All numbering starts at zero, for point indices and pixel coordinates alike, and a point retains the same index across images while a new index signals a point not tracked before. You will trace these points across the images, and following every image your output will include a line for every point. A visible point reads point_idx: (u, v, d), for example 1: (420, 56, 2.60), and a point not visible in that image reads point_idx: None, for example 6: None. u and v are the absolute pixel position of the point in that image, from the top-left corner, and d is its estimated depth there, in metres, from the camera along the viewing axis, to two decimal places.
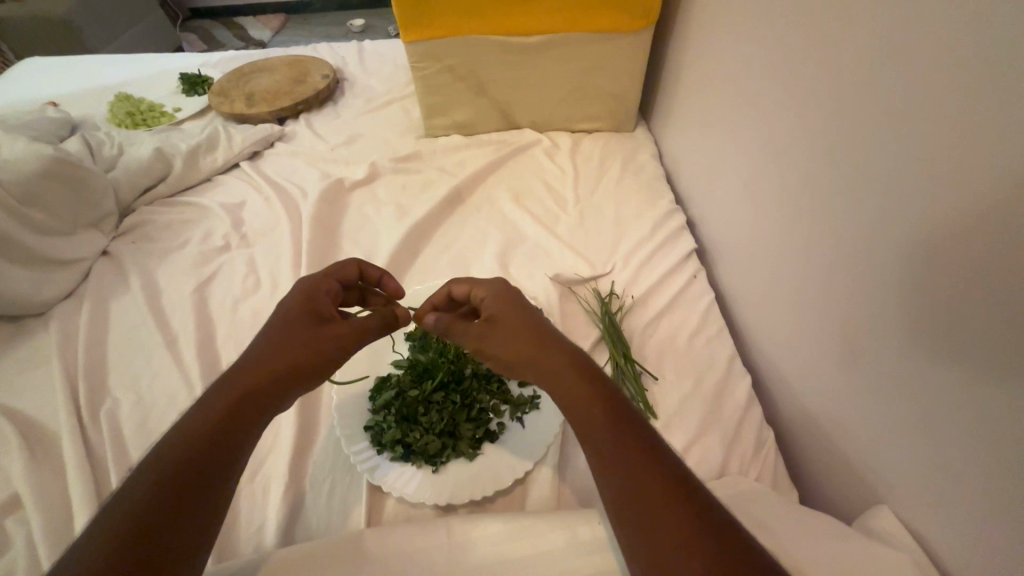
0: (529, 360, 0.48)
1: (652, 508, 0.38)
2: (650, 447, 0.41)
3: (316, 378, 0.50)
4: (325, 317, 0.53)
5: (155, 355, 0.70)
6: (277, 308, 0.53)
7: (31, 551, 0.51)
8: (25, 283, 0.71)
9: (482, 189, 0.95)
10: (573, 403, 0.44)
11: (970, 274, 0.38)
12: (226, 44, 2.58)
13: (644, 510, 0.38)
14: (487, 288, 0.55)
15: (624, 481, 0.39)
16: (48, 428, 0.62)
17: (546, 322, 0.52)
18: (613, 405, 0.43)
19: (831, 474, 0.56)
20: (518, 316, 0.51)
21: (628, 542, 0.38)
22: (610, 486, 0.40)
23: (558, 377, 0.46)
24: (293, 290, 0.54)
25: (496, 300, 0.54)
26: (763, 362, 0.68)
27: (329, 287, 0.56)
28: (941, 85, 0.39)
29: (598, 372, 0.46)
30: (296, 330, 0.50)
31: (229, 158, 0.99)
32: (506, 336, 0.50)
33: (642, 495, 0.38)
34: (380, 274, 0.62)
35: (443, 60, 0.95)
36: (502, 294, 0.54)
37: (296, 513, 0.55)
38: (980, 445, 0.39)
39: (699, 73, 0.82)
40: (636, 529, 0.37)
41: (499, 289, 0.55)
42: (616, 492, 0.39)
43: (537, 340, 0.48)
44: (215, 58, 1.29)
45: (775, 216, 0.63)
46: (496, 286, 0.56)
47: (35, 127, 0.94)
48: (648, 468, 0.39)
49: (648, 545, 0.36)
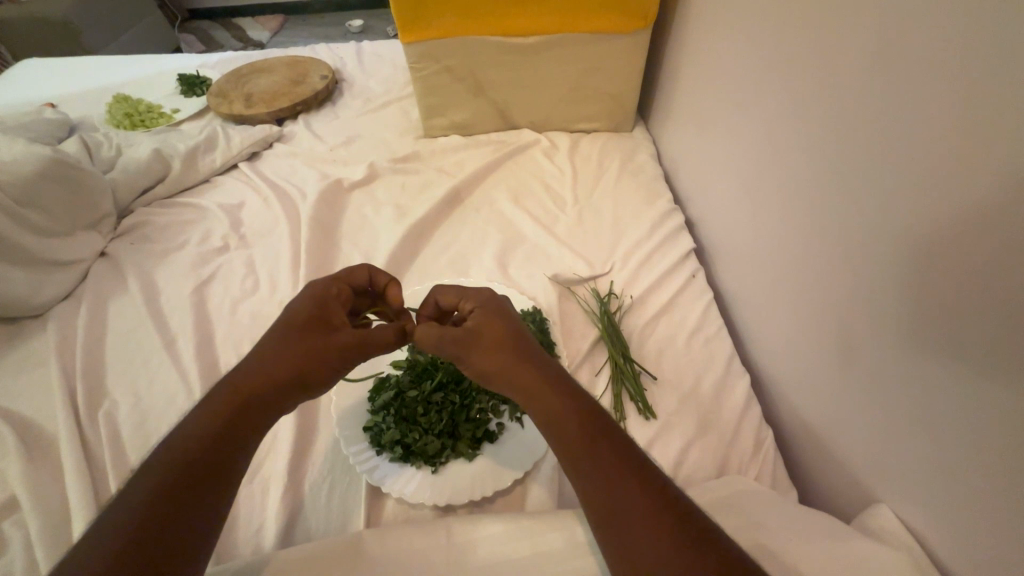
0: (508, 377, 0.46)
1: (637, 523, 0.38)
2: (632, 463, 0.41)
3: (322, 386, 0.48)
4: (333, 325, 0.51)
5: (154, 355, 0.69)
6: (286, 312, 0.51)
7: (29, 551, 0.51)
8: (25, 284, 0.71)
9: (481, 189, 0.95)
10: (552, 419, 0.44)
11: (971, 271, 0.38)
12: (226, 45, 2.58)
13: (630, 525, 0.38)
14: (475, 300, 0.53)
15: (609, 497, 0.39)
16: (46, 428, 0.62)
17: (530, 338, 0.50)
18: (592, 420, 0.43)
19: (830, 473, 0.56)
20: (502, 331, 0.49)
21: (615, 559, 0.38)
22: (593, 504, 0.40)
23: (538, 394, 0.45)
24: (299, 295, 0.52)
25: (482, 314, 0.51)
26: (763, 362, 0.68)
27: (339, 293, 0.54)
28: (941, 84, 0.39)
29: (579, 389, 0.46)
30: (303, 338, 0.48)
31: (228, 159, 0.99)
32: (487, 349, 0.48)
33: (628, 509, 0.38)
34: (389, 280, 0.59)
35: (442, 61, 0.95)
36: (490, 306, 0.52)
37: (295, 514, 0.55)
38: (978, 445, 0.39)
39: (698, 73, 0.82)
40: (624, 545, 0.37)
41: (488, 302, 0.52)
42: (602, 507, 0.39)
43: (518, 355, 0.47)
44: (214, 59, 1.29)
45: (774, 215, 0.63)
46: (484, 299, 0.53)
47: (33, 128, 0.94)
48: (632, 483, 0.39)
49: (631, 562, 0.36)
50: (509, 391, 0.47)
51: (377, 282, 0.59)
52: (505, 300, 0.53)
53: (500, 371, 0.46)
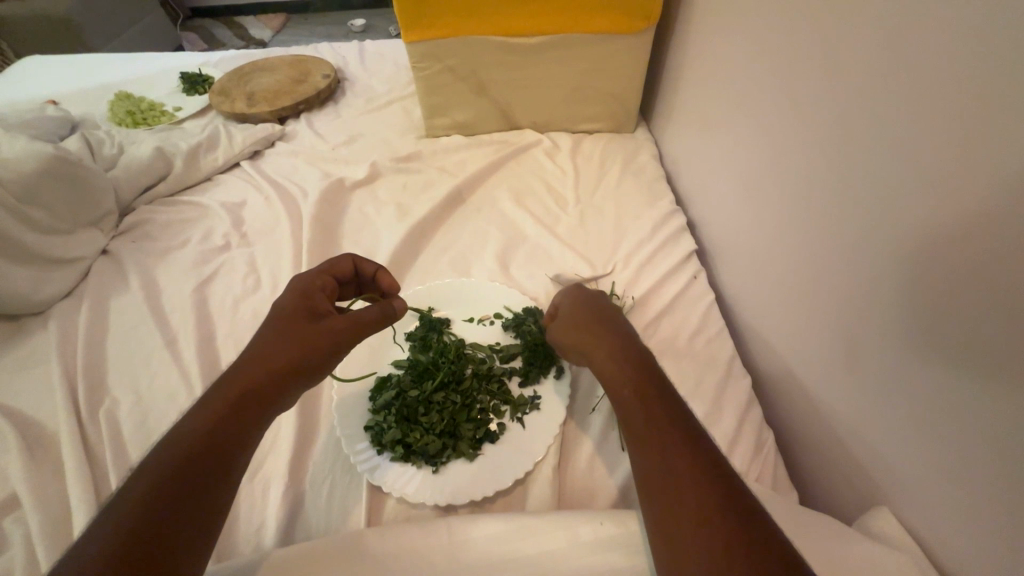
0: (573, 346, 0.57)
1: (681, 484, 0.40)
2: (677, 433, 0.43)
3: (323, 369, 0.51)
4: (321, 313, 0.54)
5: (155, 354, 0.69)
6: (273, 307, 0.54)
7: (29, 551, 0.51)
8: (27, 282, 0.71)
9: (482, 189, 0.94)
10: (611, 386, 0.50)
11: (970, 272, 0.38)
12: (227, 44, 2.58)
13: (675, 486, 0.40)
14: (573, 292, 0.64)
15: (657, 461, 0.42)
16: (46, 427, 0.61)
17: (618, 322, 0.58)
18: (642, 387, 0.48)
19: (831, 474, 0.56)
20: (579, 310, 0.60)
21: (655, 518, 0.40)
22: (640, 465, 0.43)
23: (595, 359, 0.54)
24: (287, 288, 0.55)
25: (576, 300, 0.62)
26: (764, 364, 0.68)
27: (324, 284, 0.57)
28: (940, 85, 0.39)
29: (636, 359, 0.52)
30: (296, 326, 0.51)
31: (230, 157, 0.99)
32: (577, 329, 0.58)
33: (674, 471, 0.41)
34: (374, 269, 0.63)
35: (444, 60, 0.95)
36: (575, 292, 0.64)
37: (296, 514, 0.55)
38: (979, 445, 0.39)
39: (699, 74, 0.82)
40: (657, 504, 0.40)
41: (575, 290, 0.65)
42: (650, 471, 0.42)
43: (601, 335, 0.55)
44: (216, 58, 1.29)
45: (776, 216, 0.63)
46: (577, 291, 0.65)
47: (34, 125, 0.94)
48: (676, 449, 0.42)
49: (671, 517, 0.39)
50: (577, 358, 0.58)
51: (363, 272, 0.63)
52: (599, 295, 0.63)
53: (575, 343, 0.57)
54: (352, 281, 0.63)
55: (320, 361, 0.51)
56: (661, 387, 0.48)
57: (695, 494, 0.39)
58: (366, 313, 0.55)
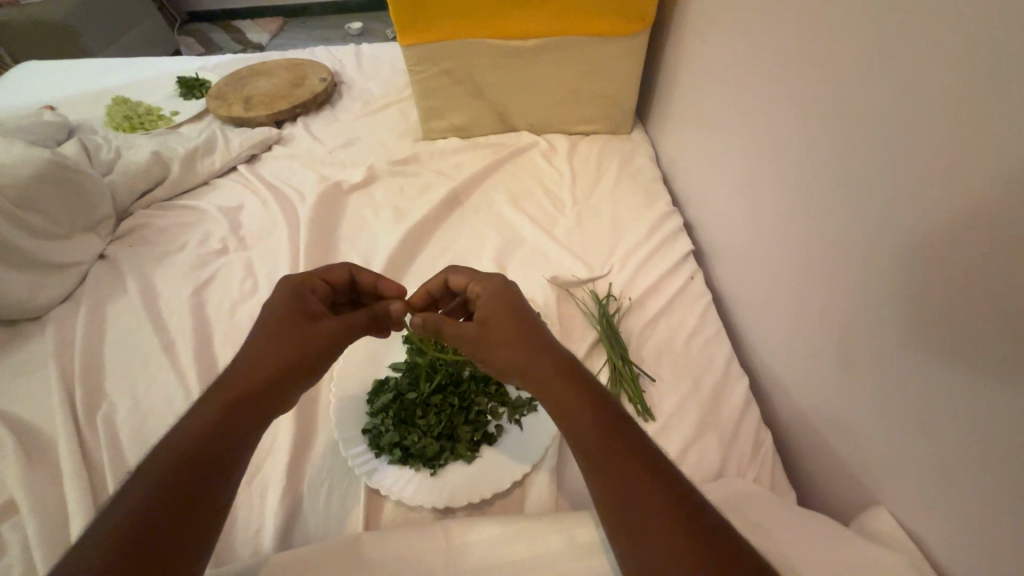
0: (521, 371, 0.48)
1: (645, 506, 0.38)
2: (639, 448, 0.42)
3: (315, 372, 0.51)
4: (314, 316, 0.53)
5: (153, 358, 0.69)
6: (264, 307, 0.53)
7: (27, 556, 0.51)
8: (24, 287, 0.71)
9: (480, 191, 0.95)
10: (565, 412, 0.45)
11: (969, 273, 0.38)
12: (225, 48, 2.59)
13: (640, 511, 0.38)
14: (485, 285, 0.56)
15: (619, 487, 0.40)
16: (44, 432, 0.62)
17: (543, 326, 0.52)
18: (601, 409, 0.44)
19: (828, 474, 0.56)
20: (513, 320, 0.51)
21: (623, 550, 0.38)
22: (602, 493, 0.40)
23: (547, 388, 0.46)
24: (276, 290, 0.54)
25: (492, 298, 0.54)
26: (761, 364, 0.68)
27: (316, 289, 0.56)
28: (935, 88, 0.40)
29: (591, 380, 0.47)
30: (288, 328, 0.50)
31: (228, 160, 0.99)
32: (500, 338, 0.50)
33: (636, 495, 0.39)
34: (374, 280, 0.61)
35: (441, 63, 0.95)
36: (500, 293, 0.54)
37: (294, 518, 0.55)
38: (977, 447, 0.39)
39: (697, 75, 0.82)
40: (624, 527, 0.38)
41: (497, 289, 0.54)
42: (613, 499, 0.40)
43: (531, 347, 0.48)
44: (214, 62, 1.29)
45: (774, 217, 0.63)
46: (496, 282, 0.56)
47: (33, 131, 0.94)
48: (637, 470, 0.40)
49: (640, 543, 0.37)
50: (523, 384, 0.49)
51: (360, 282, 0.62)
52: (513, 285, 0.55)
53: (501, 361, 0.49)
54: (347, 288, 0.61)
55: (313, 364, 0.51)
56: (616, 405, 0.45)
57: (656, 518, 0.38)
58: (357, 317, 0.56)
